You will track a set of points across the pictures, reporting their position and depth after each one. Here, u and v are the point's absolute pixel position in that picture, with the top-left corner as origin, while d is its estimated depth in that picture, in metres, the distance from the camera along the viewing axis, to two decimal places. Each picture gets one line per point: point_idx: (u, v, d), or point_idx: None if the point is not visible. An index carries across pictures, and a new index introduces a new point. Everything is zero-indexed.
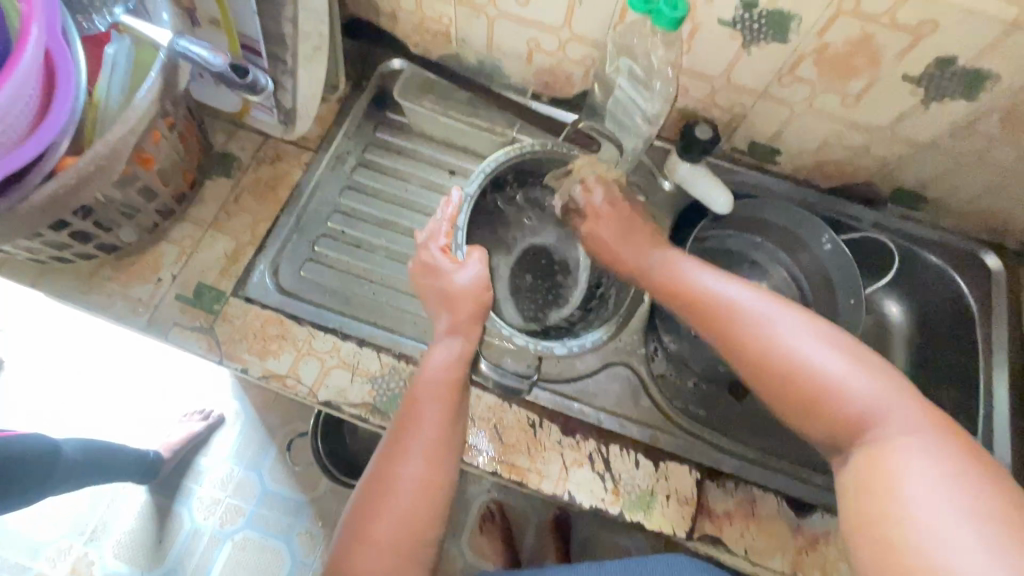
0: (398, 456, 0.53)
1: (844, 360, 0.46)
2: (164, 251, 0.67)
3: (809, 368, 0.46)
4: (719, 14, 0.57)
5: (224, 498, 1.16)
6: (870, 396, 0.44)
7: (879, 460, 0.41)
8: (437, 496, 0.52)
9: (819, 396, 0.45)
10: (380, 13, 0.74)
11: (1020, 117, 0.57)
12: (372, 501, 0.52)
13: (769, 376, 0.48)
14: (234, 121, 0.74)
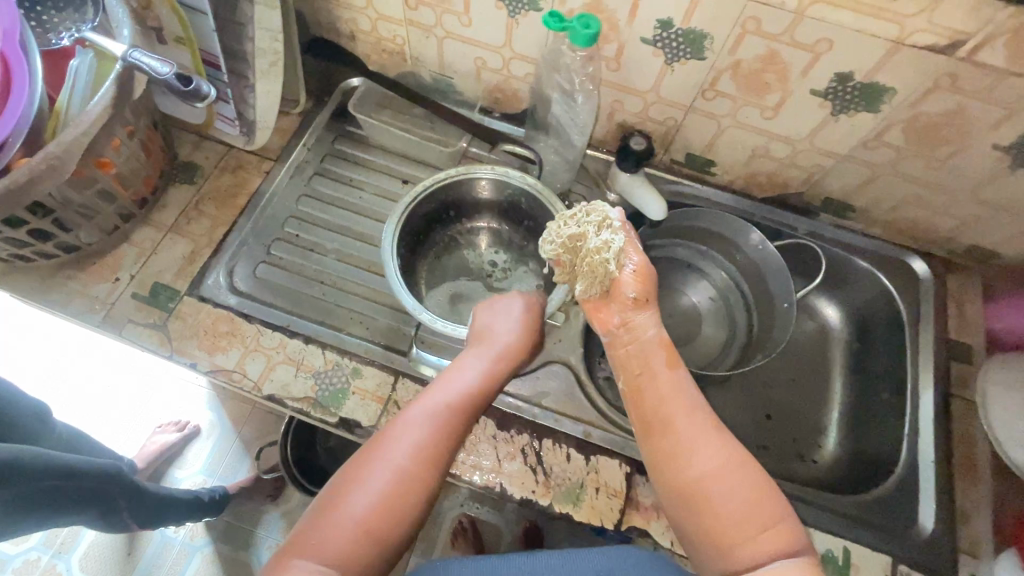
0: (381, 453, 0.48)
1: (744, 485, 0.45)
2: (124, 253, 0.70)
3: (721, 490, 0.45)
4: (641, 34, 0.62)
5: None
6: (766, 523, 0.44)
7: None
8: (405, 519, 0.46)
9: (722, 525, 0.44)
10: (340, 34, 0.80)
11: (920, 128, 0.61)
12: (337, 496, 0.46)
13: (686, 486, 0.47)
14: (200, 132, 0.78)
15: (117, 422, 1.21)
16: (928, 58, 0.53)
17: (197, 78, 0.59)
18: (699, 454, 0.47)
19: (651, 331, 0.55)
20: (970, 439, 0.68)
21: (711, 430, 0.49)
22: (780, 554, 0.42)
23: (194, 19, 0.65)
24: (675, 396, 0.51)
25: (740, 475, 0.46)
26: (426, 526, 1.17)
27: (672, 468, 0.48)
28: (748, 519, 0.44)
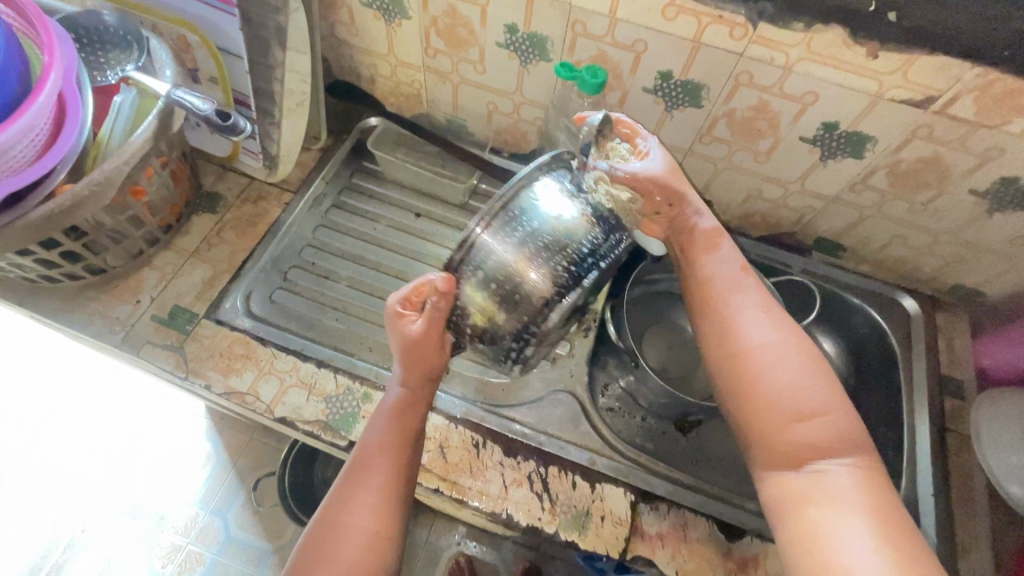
0: (347, 505, 0.54)
1: (801, 373, 0.52)
2: (146, 276, 0.73)
3: (778, 385, 0.51)
4: (642, 83, 0.67)
5: (184, 544, 1.14)
6: (827, 413, 0.50)
7: (826, 486, 0.48)
8: (387, 541, 0.54)
9: (778, 415, 0.51)
10: (361, 77, 0.85)
11: (902, 173, 0.65)
12: (323, 532, 0.54)
13: (739, 363, 0.53)
14: (224, 165, 0.83)
15: (112, 451, 1.20)
16: (905, 111, 0.59)
17: (236, 115, 0.63)
18: (759, 332, 0.54)
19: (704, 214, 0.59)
20: (966, 473, 0.70)
21: (761, 309, 0.56)
22: (834, 448, 0.49)
23: (229, 62, 0.72)
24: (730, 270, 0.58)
25: (795, 365, 0.52)
26: (422, 565, 1.13)
27: (725, 338, 0.55)
28: (813, 404, 0.50)
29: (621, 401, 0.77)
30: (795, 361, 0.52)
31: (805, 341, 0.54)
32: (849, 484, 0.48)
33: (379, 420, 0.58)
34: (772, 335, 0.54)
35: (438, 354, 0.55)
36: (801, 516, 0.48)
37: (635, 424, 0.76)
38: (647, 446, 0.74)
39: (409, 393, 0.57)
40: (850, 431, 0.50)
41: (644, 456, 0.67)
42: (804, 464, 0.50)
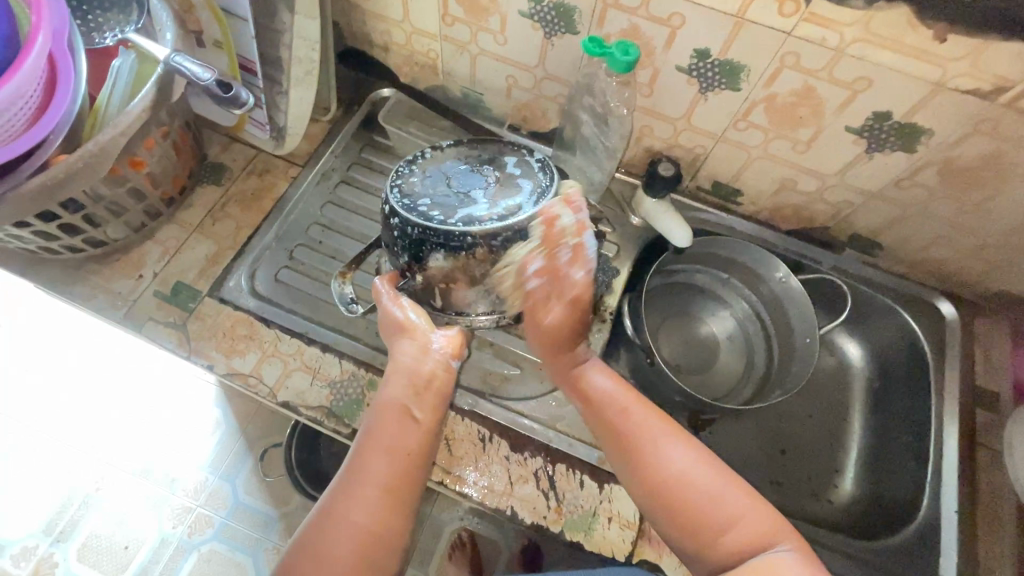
0: (348, 499, 0.54)
1: (717, 481, 0.53)
2: (148, 250, 0.71)
3: (700, 505, 0.53)
4: (675, 62, 0.62)
5: (193, 507, 1.15)
6: (745, 514, 0.52)
7: (766, 570, 0.48)
8: (376, 543, 0.53)
9: (707, 531, 0.52)
10: (374, 45, 0.81)
11: (955, 171, 0.60)
12: (322, 524, 0.54)
13: (662, 490, 0.54)
14: (230, 134, 0.80)
15: (122, 415, 1.21)
16: (968, 101, 0.53)
17: (237, 85, 0.59)
18: (672, 454, 0.55)
19: (603, 375, 0.61)
20: (994, 488, 0.66)
21: (670, 436, 0.56)
22: (764, 542, 0.51)
23: (234, 26, 0.67)
24: (623, 395, 0.59)
25: (705, 477, 0.54)
26: (423, 540, 1.13)
27: (642, 474, 0.55)
28: (728, 510, 0.52)
29: None
30: (701, 471, 0.54)
31: (711, 459, 0.55)
32: (792, 560, 0.49)
33: (369, 426, 0.58)
34: (681, 451, 0.55)
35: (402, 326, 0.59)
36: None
37: None
38: None
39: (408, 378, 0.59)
40: (771, 520, 0.52)
41: None
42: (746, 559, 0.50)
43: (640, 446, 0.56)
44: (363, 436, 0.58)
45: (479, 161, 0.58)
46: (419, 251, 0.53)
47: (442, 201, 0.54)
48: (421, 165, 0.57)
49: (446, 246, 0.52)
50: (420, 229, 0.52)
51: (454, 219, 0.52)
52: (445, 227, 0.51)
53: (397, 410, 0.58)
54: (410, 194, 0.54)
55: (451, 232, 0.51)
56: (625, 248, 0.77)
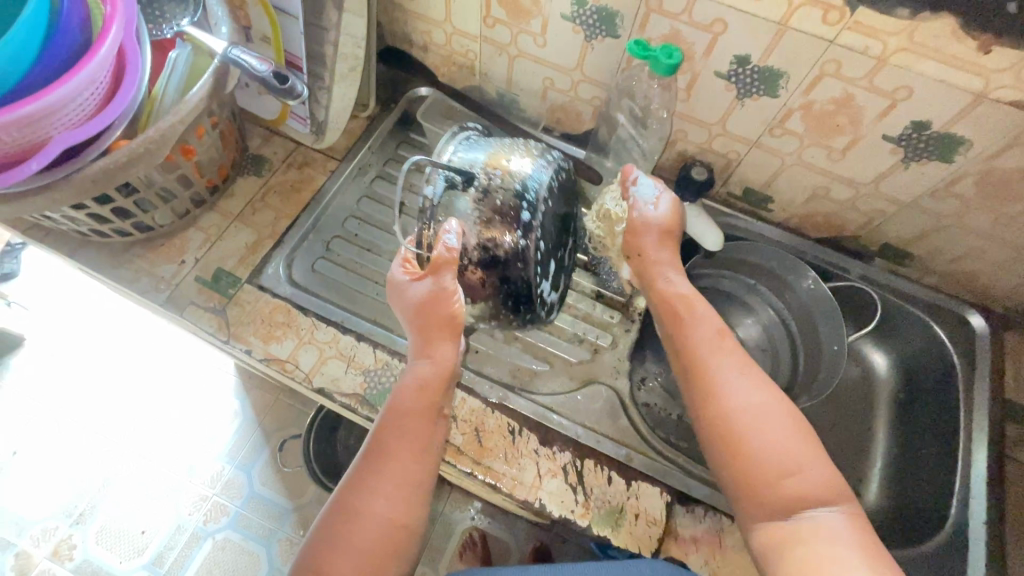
0: (368, 489, 0.55)
1: (779, 425, 0.53)
2: (191, 237, 0.73)
3: (760, 443, 0.53)
4: (715, 67, 0.63)
5: (211, 494, 1.17)
6: (804, 468, 0.51)
7: (816, 530, 0.48)
8: (403, 534, 0.55)
9: (763, 470, 0.52)
10: (414, 45, 0.83)
11: (992, 183, 0.60)
12: (342, 513, 0.55)
13: (722, 421, 0.55)
14: (271, 128, 0.82)
15: (145, 401, 1.23)
16: (1009, 112, 0.54)
17: (293, 77, 0.61)
18: (741, 392, 0.55)
19: (674, 282, 0.65)
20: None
21: (743, 373, 0.57)
22: (819, 499, 0.50)
23: (283, 22, 0.69)
24: (706, 324, 0.61)
25: (775, 418, 0.54)
26: (437, 536, 1.14)
27: (710, 399, 0.56)
28: (788, 458, 0.52)
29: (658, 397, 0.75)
30: (766, 411, 0.54)
31: (782, 401, 0.55)
32: (841, 527, 0.49)
33: (388, 416, 0.58)
34: (751, 389, 0.55)
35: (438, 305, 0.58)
36: (792, 554, 0.48)
37: (670, 421, 0.74)
38: (682, 445, 0.72)
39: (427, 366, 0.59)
40: (831, 481, 0.51)
41: (682, 456, 0.65)
42: (795, 513, 0.50)
43: (708, 370, 0.57)
44: (387, 429, 0.58)
45: (563, 232, 0.65)
46: (502, 265, 0.57)
47: (544, 255, 0.60)
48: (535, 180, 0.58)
49: (527, 286, 0.59)
50: (527, 266, 0.57)
51: (540, 275, 0.60)
52: (534, 283, 0.59)
53: (427, 409, 0.58)
54: (529, 223, 0.57)
55: (533, 294, 0.60)
56: None
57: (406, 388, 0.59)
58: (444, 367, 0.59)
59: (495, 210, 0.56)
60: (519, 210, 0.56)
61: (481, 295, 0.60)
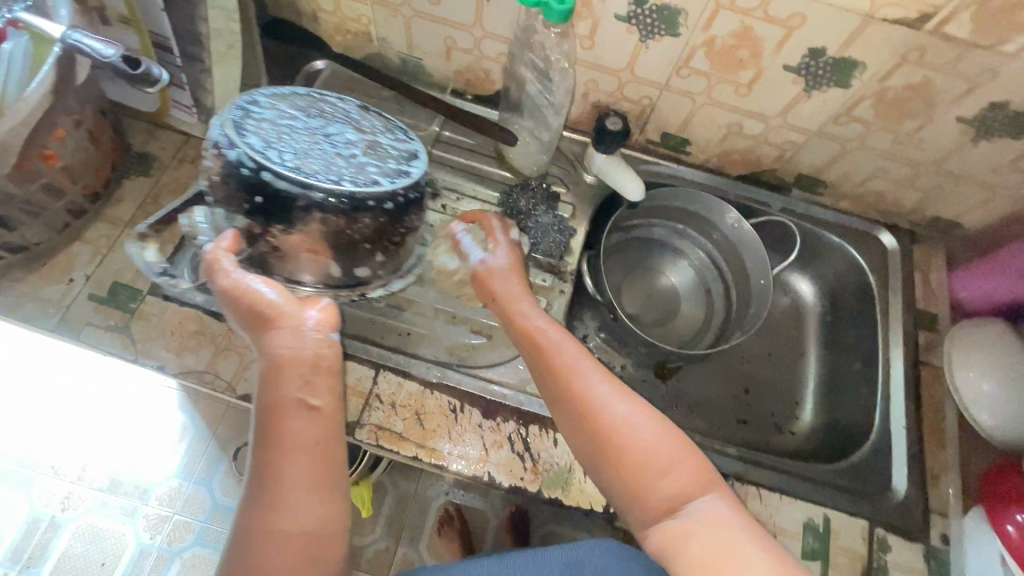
0: (264, 518, 0.46)
1: (656, 435, 0.50)
2: (77, 251, 0.66)
3: (642, 459, 0.49)
4: (614, 10, 0.61)
5: (170, 514, 1.09)
6: (682, 467, 0.50)
7: (705, 520, 0.48)
8: (321, 541, 0.47)
9: (648, 477, 0.49)
10: (302, 14, 0.76)
11: (889, 103, 0.62)
12: (243, 557, 0.46)
13: (603, 443, 0.50)
14: (154, 121, 0.74)
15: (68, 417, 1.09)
16: (896, 31, 0.54)
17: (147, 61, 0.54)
18: (615, 402, 0.52)
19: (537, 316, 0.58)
20: (938, 402, 0.70)
21: (609, 381, 0.53)
22: (698, 494, 0.49)
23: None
24: (567, 338, 0.56)
25: (650, 425, 0.51)
26: (413, 516, 1.13)
27: (591, 419, 0.51)
28: (666, 461, 0.49)
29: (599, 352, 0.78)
30: (634, 406, 0.52)
31: (658, 413, 0.52)
32: (725, 513, 0.48)
33: (263, 430, 0.49)
34: (625, 401, 0.51)
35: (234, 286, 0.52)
36: (697, 557, 0.46)
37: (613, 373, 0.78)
38: None
39: (278, 356, 0.50)
40: (706, 469, 0.50)
41: None
42: (678, 512, 0.49)
43: (574, 381, 0.52)
44: (255, 448, 0.49)
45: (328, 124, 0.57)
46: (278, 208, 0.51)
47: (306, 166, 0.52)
48: (267, 104, 0.56)
49: (300, 196, 0.51)
50: (273, 173, 0.50)
51: (304, 174, 0.51)
52: (306, 181, 0.50)
53: (291, 400, 0.49)
54: (231, 143, 0.51)
55: (315, 186, 0.50)
56: (581, 208, 0.77)
57: (262, 392, 0.49)
58: (287, 352, 0.50)
59: (223, 176, 0.52)
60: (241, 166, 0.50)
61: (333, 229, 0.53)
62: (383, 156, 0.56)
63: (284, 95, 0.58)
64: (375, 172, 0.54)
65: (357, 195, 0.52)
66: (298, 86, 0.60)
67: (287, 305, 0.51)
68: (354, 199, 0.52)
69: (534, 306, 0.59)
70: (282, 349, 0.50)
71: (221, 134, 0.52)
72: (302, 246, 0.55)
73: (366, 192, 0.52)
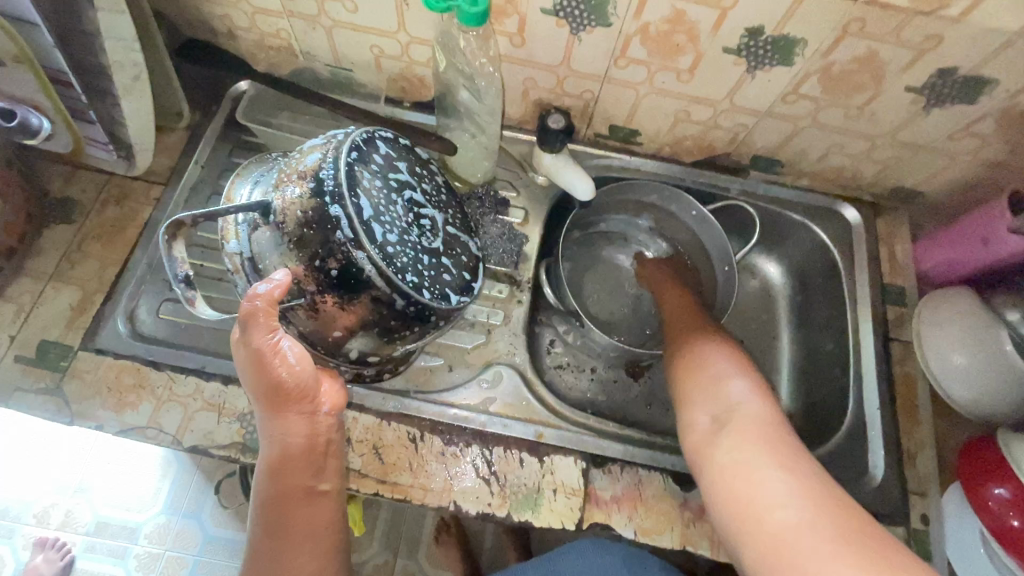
0: None
1: (759, 427, 0.51)
2: (0, 311, 0.63)
3: (744, 425, 0.52)
4: (539, 4, 0.57)
5: (163, 551, 1.04)
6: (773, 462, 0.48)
7: (775, 512, 0.44)
8: None
9: (736, 459, 0.49)
10: (217, 33, 0.71)
11: (835, 78, 0.59)
12: None
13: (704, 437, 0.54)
14: (71, 163, 0.70)
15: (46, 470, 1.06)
16: (834, 4, 0.51)
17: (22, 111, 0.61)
18: (727, 390, 0.56)
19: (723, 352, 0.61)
20: (910, 378, 0.69)
21: (733, 372, 0.58)
22: (770, 479, 0.47)
23: (28, 33, 0.56)
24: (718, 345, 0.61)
25: (760, 419, 0.52)
26: (408, 529, 1.11)
27: (693, 404, 0.57)
28: (752, 451, 0.49)
29: (569, 358, 0.76)
30: (743, 394, 0.55)
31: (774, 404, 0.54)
32: (795, 504, 0.44)
33: (267, 517, 0.51)
34: (739, 388, 0.56)
35: (287, 368, 0.48)
36: (757, 531, 0.45)
37: (584, 379, 0.75)
38: (599, 401, 0.74)
39: (290, 452, 0.50)
40: (813, 483, 0.46)
41: (593, 418, 0.65)
42: (754, 508, 0.46)
43: (700, 374, 0.59)
44: (261, 534, 0.51)
45: (438, 200, 0.55)
46: (348, 280, 0.45)
47: (396, 254, 0.47)
48: (383, 162, 0.51)
49: (376, 287, 0.46)
50: (365, 255, 0.45)
51: (390, 267, 0.46)
52: (389, 277, 0.45)
53: (296, 490, 0.51)
54: (337, 198, 0.45)
55: (394, 287, 0.46)
56: (533, 211, 0.74)
57: (265, 483, 0.51)
58: (306, 441, 0.51)
59: (306, 222, 0.45)
60: (333, 218, 0.44)
61: (354, 322, 0.48)
62: (456, 260, 0.53)
63: (398, 148, 0.54)
64: (447, 282, 0.51)
65: (425, 305, 0.48)
66: (410, 145, 0.56)
67: (310, 383, 0.50)
68: (422, 309, 0.48)
69: (711, 348, 0.61)
70: (300, 437, 0.51)
71: (331, 179, 0.46)
72: (338, 322, 0.48)
73: (433, 306, 0.49)
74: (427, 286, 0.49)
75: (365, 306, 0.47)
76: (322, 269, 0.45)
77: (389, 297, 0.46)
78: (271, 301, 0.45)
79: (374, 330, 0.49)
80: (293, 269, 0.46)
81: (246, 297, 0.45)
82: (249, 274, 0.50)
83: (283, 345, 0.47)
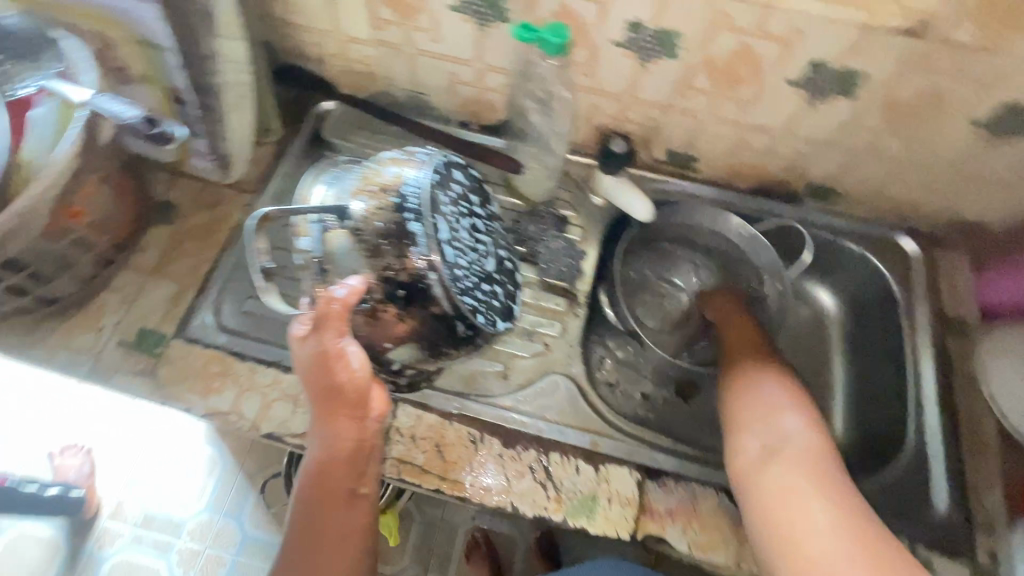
0: None
1: (810, 469, 0.55)
2: (106, 300, 0.69)
3: (797, 460, 0.56)
4: (612, 37, 0.62)
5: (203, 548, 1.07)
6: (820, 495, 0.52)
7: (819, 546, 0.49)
8: None
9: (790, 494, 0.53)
10: (310, 59, 0.79)
11: (896, 110, 0.61)
12: None
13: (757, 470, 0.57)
14: (174, 170, 0.77)
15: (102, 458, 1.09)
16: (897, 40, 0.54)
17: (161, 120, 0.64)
18: (785, 425, 0.59)
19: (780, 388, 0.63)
20: (973, 412, 0.67)
21: (790, 407, 0.61)
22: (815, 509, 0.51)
23: (157, 56, 0.64)
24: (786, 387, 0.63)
25: (812, 457, 0.56)
26: (441, 543, 1.12)
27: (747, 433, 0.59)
28: (806, 487, 0.53)
29: (618, 374, 0.74)
30: (796, 428, 0.59)
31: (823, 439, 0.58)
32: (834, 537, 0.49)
33: (307, 512, 0.54)
34: (797, 423, 0.59)
35: (348, 374, 0.51)
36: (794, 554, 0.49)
37: (631, 398, 0.72)
38: (649, 417, 0.72)
39: (337, 458, 0.53)
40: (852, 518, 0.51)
41: (644, 431, 0.67)
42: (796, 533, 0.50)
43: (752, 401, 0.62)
44: (298, 525, 0.54)
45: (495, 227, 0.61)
46: (414, 292, 0.50)
47: (460, 276, 0.52)
48: (458, 188, 0.56)
49: (438, 304, 0.50)
50: (435, 274, 0.49)
51: (455, 287, 0.50)
52: (453, 296, 0.50)
53: (337, 492, 0.53)
54: (419, 215, 0.50)
55: (457, 307, 0.50)
56: (592, 230, 0.77)
57: (308, 477, 0.54)
58: (353, 446, 0.54)
59: (385, 233, 0.50)
60: (412, 234, 0.49)
61: (407, 337, 0.52)
62: (504, 289, 0.59)
63: (468, 176, 0.59)
64: (497, 307, 0.56)
65: (478, 329, 0.53)
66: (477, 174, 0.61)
67: (366, 390, 0.53)
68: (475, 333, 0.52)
69: (763, 383, 0.63)
70: (348, 443, 0.53)
71: (413, 196, 0.51)
72: (392, 333, 0.51)
73: (484, 330, 0.53)
74: (482, 313, 0.53)
75: (423, 322, 0.51)
76: (391, 279, 0.49)
77: (447, 317, 0.51)
78: (344, 307, 0.48)
79: (427, 347, 0.52)
80: (367, 277, 0.49)
81: (324, 296, 0.48)
82: (315, 273, 0.51)
83: (347, 351, 0.51)
